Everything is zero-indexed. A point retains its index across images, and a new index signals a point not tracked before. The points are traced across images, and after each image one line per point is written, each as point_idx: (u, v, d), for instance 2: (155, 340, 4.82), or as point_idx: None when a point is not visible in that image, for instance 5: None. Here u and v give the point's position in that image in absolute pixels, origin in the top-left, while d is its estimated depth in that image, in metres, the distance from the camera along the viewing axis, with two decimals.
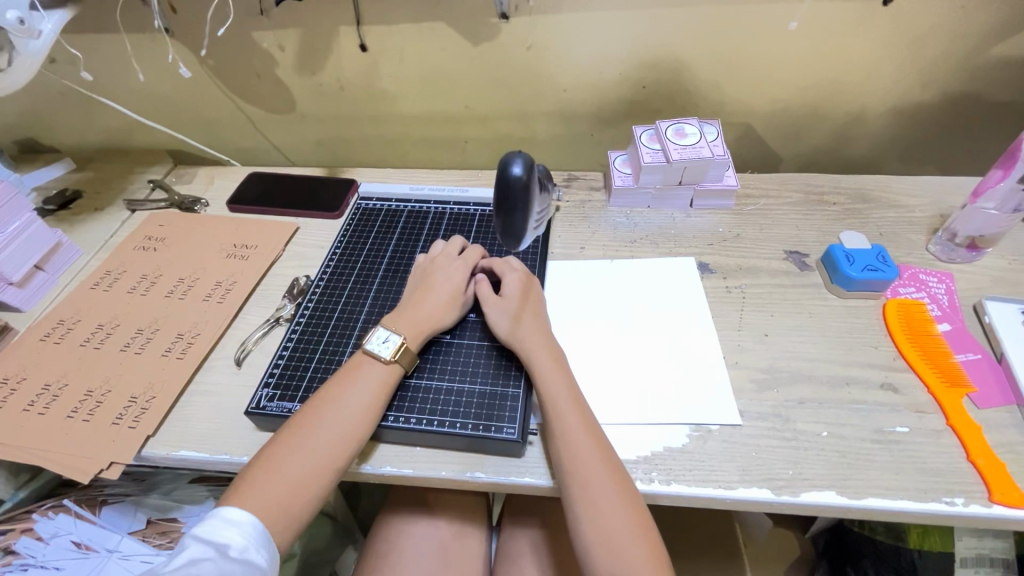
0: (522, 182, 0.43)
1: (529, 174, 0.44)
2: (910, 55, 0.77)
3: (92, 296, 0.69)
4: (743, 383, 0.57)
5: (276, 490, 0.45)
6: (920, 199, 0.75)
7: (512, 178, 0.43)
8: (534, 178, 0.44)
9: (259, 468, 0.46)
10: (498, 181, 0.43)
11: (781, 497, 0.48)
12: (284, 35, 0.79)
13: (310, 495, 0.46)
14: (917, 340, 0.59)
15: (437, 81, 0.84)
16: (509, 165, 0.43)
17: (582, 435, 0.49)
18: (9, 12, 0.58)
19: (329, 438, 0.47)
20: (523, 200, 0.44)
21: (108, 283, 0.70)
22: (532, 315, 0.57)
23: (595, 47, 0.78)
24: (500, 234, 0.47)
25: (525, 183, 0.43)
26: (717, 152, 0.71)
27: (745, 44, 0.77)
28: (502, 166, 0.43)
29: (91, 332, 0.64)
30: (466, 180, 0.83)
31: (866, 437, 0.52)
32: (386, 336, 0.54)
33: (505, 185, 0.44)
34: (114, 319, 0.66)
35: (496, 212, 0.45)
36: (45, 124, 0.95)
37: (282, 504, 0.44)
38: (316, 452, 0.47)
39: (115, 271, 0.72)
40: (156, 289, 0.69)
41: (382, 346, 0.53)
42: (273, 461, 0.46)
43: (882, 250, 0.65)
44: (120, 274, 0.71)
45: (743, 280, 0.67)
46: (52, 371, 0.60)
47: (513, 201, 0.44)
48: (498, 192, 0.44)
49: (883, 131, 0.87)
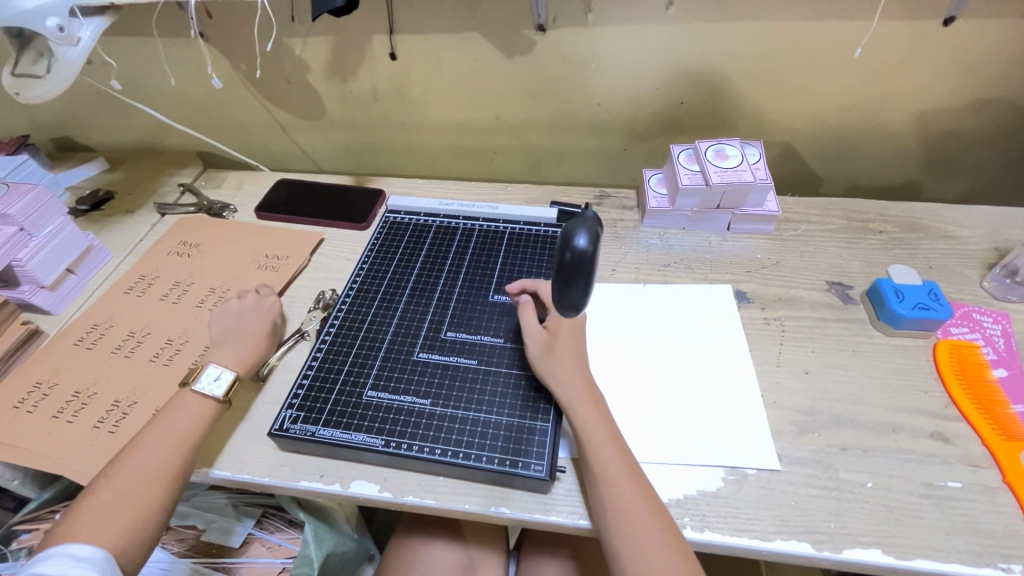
0: (590, 255, 0.40)
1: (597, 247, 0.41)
2: (968, 77, 0.73)
3: (123, 302, 0.69)
4: (782, 425, 0.54)
5: (108, 533, 0.43)
6: (974, 230, 0.71)
7: (579, 249, 0.40)
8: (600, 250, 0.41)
9: (86, 511, 0.44)
10: (563, 252, 0.40)
11: (822, 552, 0.46)
12: (317, 42, 0.79)
13: (140, 544, 0.44)
14: (970, 386, 0.56)
15: (469, 91, 0.82)
16: (575, 235, 0.40)
17: (623, 478, 0.47)
18: (49, 20, 0.59)
19: (152, 460, 0.47)
20: (589, 274, 0.40)
21: (140, 290, 0.70)
22: (572, 351, 0.54)
23: (634, 61, 0.76)
24: (557, 307, 0.43)
25: (592, 255, 0.40)
26: (759, 176, 0.68)
27: (791, 62, 0.74)
28: (567, 236, 0.40)
29: (121, 340, 0.64)
30: (495, 194, 0.82)
31: (914, 490, 0.49)
32: (217, 374, 0.54)
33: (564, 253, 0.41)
34: (144, 328, 0.66)
35: (554, 281, 0.41)
36: (80, 123, 0.96)
37: (116, 534, 0.43)
38: (152, 478, 0.46)
39: (147, 276, 0.72)
40: (186, 298, 0.69)
41: (212, 385, 0.53)
42: (103, 506, 0.44)
43: (934, 286, 0.61)
44: (154, 280, 0.71)
45: (783, 312, 0.64)
46: (82, 379, 0.61)
47: (578, 274, 0.40)
48: (560, 263, 0.41)
49: (933, 155, 0.83)
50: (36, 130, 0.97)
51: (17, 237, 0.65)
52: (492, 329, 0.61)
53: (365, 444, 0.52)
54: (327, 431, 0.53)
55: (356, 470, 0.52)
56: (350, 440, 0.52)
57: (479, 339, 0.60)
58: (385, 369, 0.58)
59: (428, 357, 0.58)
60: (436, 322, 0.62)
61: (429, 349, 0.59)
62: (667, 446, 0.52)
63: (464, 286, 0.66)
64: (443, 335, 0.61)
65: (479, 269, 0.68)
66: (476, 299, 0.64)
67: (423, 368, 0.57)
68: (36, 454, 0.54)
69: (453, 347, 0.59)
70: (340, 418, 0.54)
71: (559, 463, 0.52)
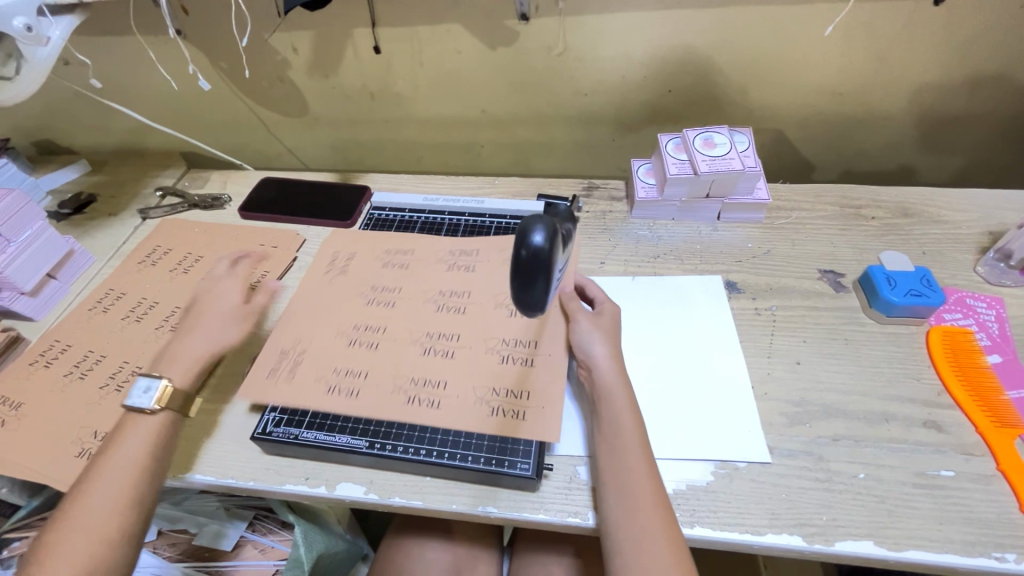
0: (547, 253, 0.34)
1: (556, 243, 0.35)
2: (960, 58, 0.71)
3: (91, 320, 0.66)
4: (773, 416, 0.53)
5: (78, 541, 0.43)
6: (968, 214, 0.70)
7: (534, 247, 0.34)
8: (559, 247, 0.36)
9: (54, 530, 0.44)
10: (517, 250, 0.34)
11: (813, 546, 0.45)
12: (297, 38, 0.77)
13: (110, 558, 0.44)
14: (964, 373, 0.55)
15: (455, 82, 0.80)
16: (530, 231, 0.34)
17: (638, 480, 0.46)
18: (16, 19, 0.57)
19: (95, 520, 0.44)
20: (548, 273, 0.34)
21: (105, 307, 0.68)
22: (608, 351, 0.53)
23: (621, 49, 0.74)
24: (520, 309, 0.37)
25: (550, 252, 0.34)
26: (748, 164, 0.67)
27: (781, 47, 0.72)
28: (521, 232, 0.34)
29: (79, 360, 0.62)
30: (483, 188, 0.81)
31: (907, 480, 0.48)
32: (147, 386, 0.51)
33: (522, 254, 0.34)
34: (102, 348, 0.63)
35: (512, 284, 0.35)
36: (60, 126, 0.94)
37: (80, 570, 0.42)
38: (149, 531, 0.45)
39: (118, 289, 0.70)
40: (157, 312, 0.66)
41: (142, 398, 0.50)
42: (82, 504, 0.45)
43: (926, 273, 0.60)
44: (121, 295, 0.69)
45: (774, 301, 0.63)
46: (52, 388, 0.59)
47: (535, 275, 0.34)
48: (515, 264, 0.35)
49: (926, 138, 0.82)
50: (17, 133, 0.96)
51: None
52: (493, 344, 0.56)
53: (349, 447, 0.51)
54: (311, 434, 0.52)
55: (342, 472, 0.52)
56: (334, 443, 0.51)
57: (452, 353, 0.55)
58: (353, 364, 0.55)
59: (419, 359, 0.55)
60: (422, 323, 0.58)
61: (414, 340, 0.57)
62: (656, 441, 0.52)
63: (482, 289, 0.61)
64: (418, 340, 0.57)
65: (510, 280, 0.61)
66: (484, 306, 0.60)
67: (384, 370, 0.54)
68: (17, 466, 0.53)
69: (422, 355, 0.55)
70: (324, 421, 0.53)
71: (547, 460, 0.51)
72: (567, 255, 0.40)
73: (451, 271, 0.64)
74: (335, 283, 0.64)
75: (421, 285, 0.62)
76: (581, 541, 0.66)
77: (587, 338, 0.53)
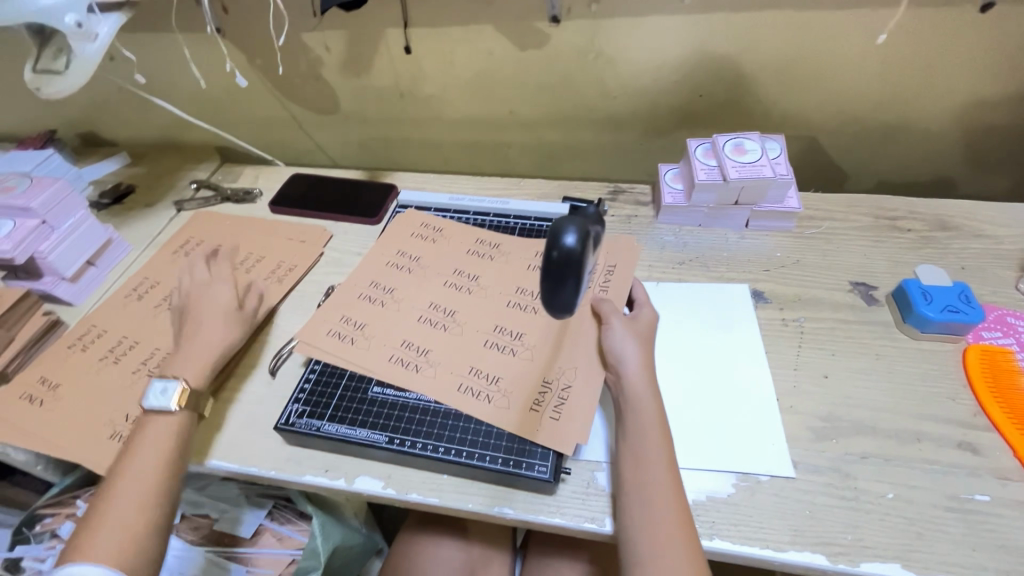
0: (579, 255, 0.34)
1: (588, 245, 0.35)
2: (1008, 68, 0.69)
3: (125, 308, 0.68)
4: (799, 430, 0.52)
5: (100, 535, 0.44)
6: (1012, 229, 0.68)
7: (566, 248, 0.34)
8: (589, 249, 0.36)
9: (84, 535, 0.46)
10: (549, 250, 0.34)
11: (837, 565, 0.44)
12: (332, 37, 0.78)
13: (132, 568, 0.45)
14: (1003, 395, 0.53)
15: (485, 83, 0.81)
16: (562, 232, 0.34)
17: (660, 492, 0.45)
18: (67, 16, 0.61)
19: (127, 501, 0.46)
20: (579, 274, 0.35)
21: (141, 294, 0.70)
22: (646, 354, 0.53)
23: (652, 53, 0.74)
24: (548, 310, 0.37)
25: (581, 254, 0.34)
26: (780, 171, 0.65)
27: (817, 54, 0.71)
28: (552, 234, 0.34)
29: (113, 345, 0.64)
30: (508, 190, 0.81)
31: (939, 503, 0.47)
32: (163, 388, 0.52)
33: (553, 257, 0.34)
34: (136, 334, 0.65)
35: (541, 285, 0.35)
36: (103, 119, 0.98)
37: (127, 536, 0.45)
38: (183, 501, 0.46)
39: (152, 278, 0.72)
40: None
41: (162, 399, 0.51)
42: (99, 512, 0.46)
43: (965, 289, 0.58)
44: (156, 283, 0.71)
45: (803, 313, 0.62)
46: (81, 373, 0.61)
47: (565, 275, 0.34)
48: (545, 264, 0.35)
49: (968, 150, 0.79)
50: (62, 125, 1.00)
51: (39, 230, 0.67)
52: (528, 344, 0.57)
53: (369, 441, 0.52)
54: (333, 426, 0.53)
55: (361, 466, 0.52)
56: (354, 436, 0.52)
57: (513, 351, 0.56)
58: (419, 340, 0.58)
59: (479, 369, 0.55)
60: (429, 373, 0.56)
61: (467, 338, 0.58)
62: (677, 449, 0.51)
63: (533, 291, 0.62)
64: (485, 331, 0.58)
65: (410, 280, 0.65)
66: (532, 308, 0.61)
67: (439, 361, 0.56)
68: (53, 445, 0.55)
69: (485, 347, 0.57)
70: (347, 413, 0.54)
71: (566, 464, 0.51)
72: (595, 259, 0.40)
73: (500, 270, 0.65)
74: (378, 274, 0.65)
75: (497, 279, 0.64)
76: (596, 548, 0.66)
77: (619, 346, 0.53)
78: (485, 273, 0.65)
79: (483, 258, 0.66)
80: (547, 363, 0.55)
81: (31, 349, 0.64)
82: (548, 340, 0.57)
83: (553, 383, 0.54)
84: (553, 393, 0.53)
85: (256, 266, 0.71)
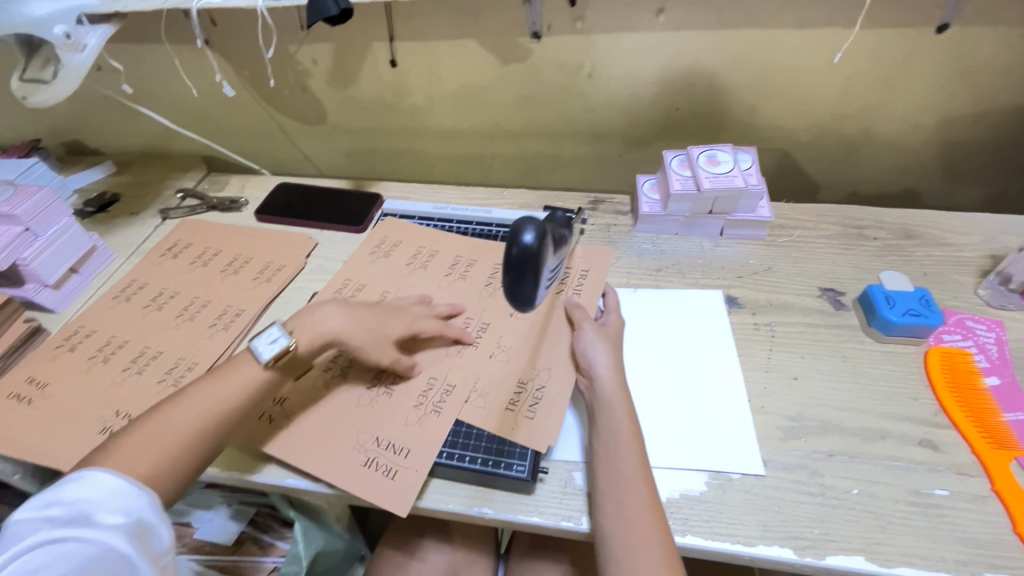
0: (537, 251, 0.36)
1: (546, 242, 0.37)
2: (964, 87, 0.73)
3: (110, 309, 0.69)
4: (768, 430, 0.54)
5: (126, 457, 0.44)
6: (972, 238, 0.71)
7: (524, 246, 0.35)
8: (549, 247, 0.37)
9: None
10: (508, 247, 0.36)
11: (805, 559, 0.46)
12: (319, 50, 0.80)
13: None
14: (962, 395, 0.55)
15: (468, 96, 0.83)
16: (521, 230, 0.36)
17: (634, 491, 0.47)
18: (56, 27, 0.62)
19: None
20: (538, 271, 0.36)
21: (128, 296, 0.70)
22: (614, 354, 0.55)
23: (629, 69, 0.76)
24: (512, 305, 0.39)
25: (539, 251, 0.36)
26: (751, 182, 0.68)
27: (786, 70, 0.74)
28: (513, 231, 0.36)
29: (102, 345, 0.64)
30: (491, 200, 0.83)
31: (901, 498, 0.49)
32: (275, 339, 0.53)
33: (511, 253, 0.36)
34: (124, 334, 0.65)
35: (503, 280, 0.37)
36: (89, 128, 0.99)
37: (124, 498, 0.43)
38: (157, 440, 0.46)
39: (138, 282, 0.72)
40: (170, 307, 0.68)
41: (269, 347, 0.52)
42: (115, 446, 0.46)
43: (925, 293, 0.61)
44: (144, 286, 0.72)
45: (775, 317, 0.64)
46: (66, 373, 0.61)
47: (525, 271, 0.36)
48: (506, 259, 0.36)
49: (931, 163, 0.82)
50: (47, 133, 1.00)
51: (23, 237, 0.67)
52: (503, 348, 0.59)
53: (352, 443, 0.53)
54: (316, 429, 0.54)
55: None
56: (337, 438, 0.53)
57: (492, 353, 0.58)
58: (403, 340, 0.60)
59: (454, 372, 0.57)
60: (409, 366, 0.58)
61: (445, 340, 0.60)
62: (651, 449, 0.53)
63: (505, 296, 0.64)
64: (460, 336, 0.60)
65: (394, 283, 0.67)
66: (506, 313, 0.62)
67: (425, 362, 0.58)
68: (33, 448, 0.55)
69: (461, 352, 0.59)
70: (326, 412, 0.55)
71: (544, 464, 0.52)
72: (559, 258, 0.42)
73: (478, 277, 0.67)
74: (363, 282, 0.67)
75: (474, 284, 0.66)
76: (577, 550, 0.67)
77: (587, 347, 0.55)
78: (464, 280, 0.66)
79: (460, 265, 0.68)
80: (526, 366, 0.57)
81: (11, 356, 0.64)
82: (529, 344, 0.59)
83: (529, 384, 0.55)
84: (529, 393, 0.55)
85: (244, 267, 0.73)
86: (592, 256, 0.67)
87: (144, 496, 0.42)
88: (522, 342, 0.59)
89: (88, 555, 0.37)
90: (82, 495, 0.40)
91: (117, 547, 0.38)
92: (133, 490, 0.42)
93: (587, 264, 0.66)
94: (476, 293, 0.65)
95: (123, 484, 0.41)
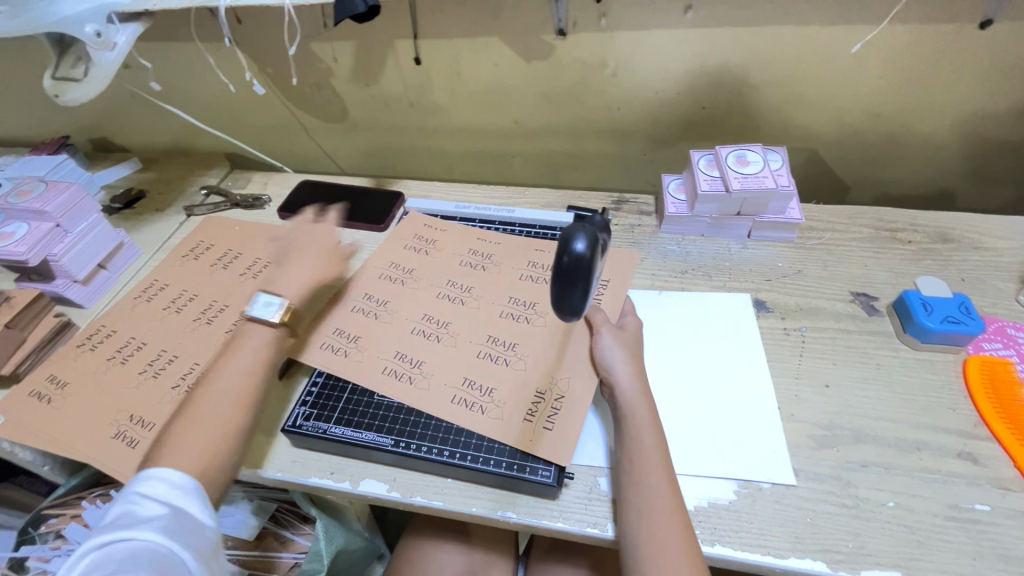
0: (589, 260, 0.35)
1: (596, 251, 0.37)
2: (1007, 85, 0.70)
3: (132, 309, 0.70)
4: (799, 439, 0.52)
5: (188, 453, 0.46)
6: (1013, 242, 0.68)
7: (576, 254, 0.35)
8: (598, 255, 0.37)
9: None
10: (559, 254, 0.36)
11: (838, 572, 0.44)
12: (341, 47, 0.80)
13: None
14: (1004, 406, 0.53)
15: (490, 93, 0.82)
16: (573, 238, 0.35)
17: (661, 500, 0.46)
18: (86, 26, 0.63)
19: None
20: (587, 280, 0.36)
21: (149, 296, 0.71)
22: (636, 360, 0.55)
23: (655, 66, 0.75)
24: (555, 313, 0.38)
25: (591, 260, 0.36)
26: (781, 183, 0.66)
27: (819, 65, 0.72)
28: (565, 238, 0.36)
29: (121, 345, 0.65)
30: (512, 198, 0.82)
31: (938, 512, 0.47)
32: (268, 302, 0.55)
33: (563, 260, 0.35)
34: (143, 335, 0.66)
35: (551, 286, 0.36)
36: (116, 125, 1.00)
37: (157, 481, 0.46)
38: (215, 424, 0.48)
39: (160, 282, 0.73)
40: (188, 309, 0.69)
41: (264, 310, 0.55)
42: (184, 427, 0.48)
43: (965, 300, 0.59)
44: (164, 286, 0.72)
45: (804, 322, 0.62)
46: (87, 371, 0.62)
47: (575, 280, 0.35)
48: (555, 267, 0.36)
49: (969, 164, 0.80)
50: (76, 130, 1.02)
51: (53, 233, 0.68)
52: (522, 355, 0.57)
53: (375, 444, 0.52)
54: (339, 429, 0.53)
55: (366, 469, 0.53)
56: (360, 439, 0.53)
57: (507, 361, 0.57)
58: (414, 352, 0.58)
59: (477, 371, 0.56)
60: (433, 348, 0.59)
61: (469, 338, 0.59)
62: (678, 455, 0.52)
63: (528, 302, 0.63)
64: (480, 340, 0.59)
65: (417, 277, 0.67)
66: (531, 318, 0.61)
67: (446, 375, 0.56)
68: (60, 443, 0.56)
69: (480, 356, 0.58)
70: (352, 417, 0.54)
71: (569, 469, 0.52)
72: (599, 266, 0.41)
73: (506, 275, 0.66)
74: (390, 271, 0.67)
75: (496, 285, 0.65)
76: (596, 554, 0.66)
77: (609, 351, 0.54)
78: (488, 281, 0.65)
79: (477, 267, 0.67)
80: (537, 385, 0.55)
81: (40, 351, 0.65)
82: (540, 359, 0.57)
83: (548, 393, 0.54)
84: (549, 403, 0.54)
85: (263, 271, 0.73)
86: (615, 261, 0.66)
87: (195, 493, 0.44)
88: (544, 351, 0.58)
89: (139, 552, 0.40)
90: (146, 490, 0.43)
91: (162, 546, 0.41)
92: (188, 485, 0.44)
93: (611, 270, 0.65)
94: (503, 289, 0.64)
95: (179, 479, 0.44)
